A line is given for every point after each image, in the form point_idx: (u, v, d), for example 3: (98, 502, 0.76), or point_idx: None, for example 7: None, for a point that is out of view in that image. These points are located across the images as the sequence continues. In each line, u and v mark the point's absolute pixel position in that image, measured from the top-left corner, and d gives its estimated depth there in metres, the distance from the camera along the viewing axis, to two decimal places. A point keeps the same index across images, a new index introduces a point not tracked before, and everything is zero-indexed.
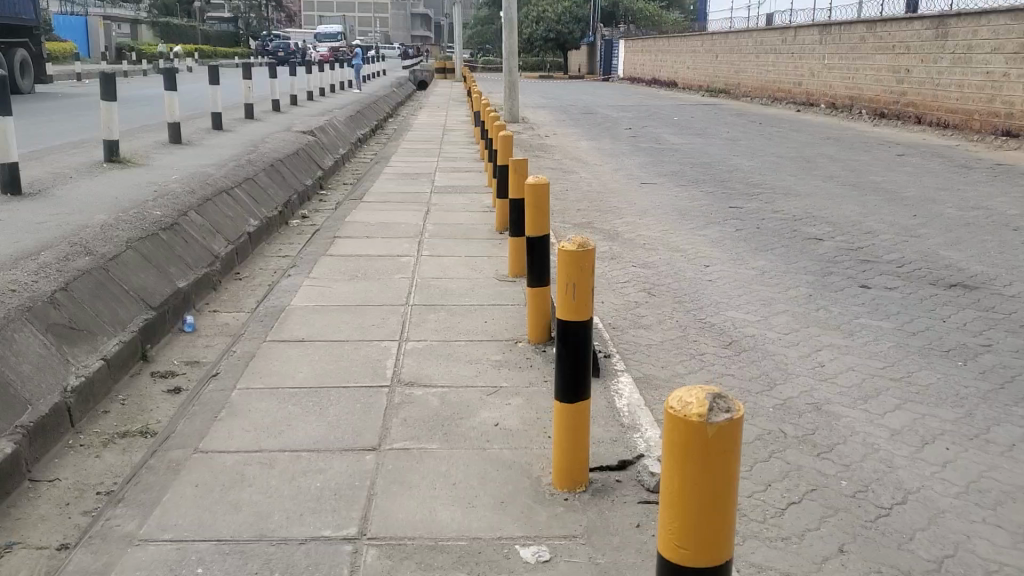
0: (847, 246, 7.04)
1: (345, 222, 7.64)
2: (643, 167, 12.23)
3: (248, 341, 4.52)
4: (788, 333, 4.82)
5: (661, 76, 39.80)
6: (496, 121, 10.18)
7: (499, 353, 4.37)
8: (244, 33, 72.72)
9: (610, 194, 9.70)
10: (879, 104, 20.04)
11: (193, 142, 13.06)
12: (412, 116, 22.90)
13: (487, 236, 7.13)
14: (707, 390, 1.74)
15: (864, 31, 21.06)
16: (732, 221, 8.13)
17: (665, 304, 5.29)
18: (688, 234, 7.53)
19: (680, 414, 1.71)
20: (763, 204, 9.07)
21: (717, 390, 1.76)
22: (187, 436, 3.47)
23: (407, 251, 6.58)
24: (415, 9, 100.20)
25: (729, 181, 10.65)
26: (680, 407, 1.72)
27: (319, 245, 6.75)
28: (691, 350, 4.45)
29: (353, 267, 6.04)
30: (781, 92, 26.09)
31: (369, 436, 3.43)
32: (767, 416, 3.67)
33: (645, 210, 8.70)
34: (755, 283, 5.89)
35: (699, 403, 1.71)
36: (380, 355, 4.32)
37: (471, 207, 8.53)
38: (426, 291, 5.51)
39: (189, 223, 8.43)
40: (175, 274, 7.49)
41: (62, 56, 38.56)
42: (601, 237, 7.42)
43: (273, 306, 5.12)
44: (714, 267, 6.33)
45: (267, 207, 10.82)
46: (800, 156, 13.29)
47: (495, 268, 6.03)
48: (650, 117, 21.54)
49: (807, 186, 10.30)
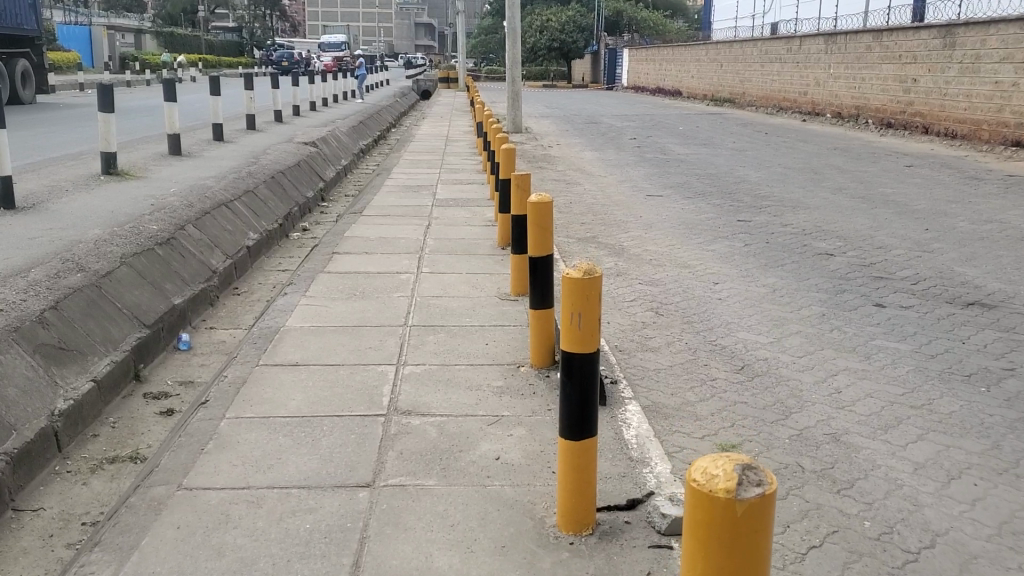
0: (859, 262, 6.86)
1: (344, 237, 7.47)
2: (649, 178, 12.06)
3: (240, 365, 4.35)
4: (802, 356, 4.63)
5: (665, 85, 39.68)
6: (499, 132, 10.01)
7: (501, 378, 4.19)
8: (248, 43, 72.82)
9: (615, 207, 9.54)
10: (886, 114, 19.86)
11: (193, 154, 12.91)
12: (415, 127, 22.78)
13: (490, 252, 6.95)
14: (737, 461, 1.66)
15: (871, 40, 20.91)
16: (741, 235, 7.95)
17: (674, 325, 5.10)
18: (696, 249, 7.35)
19: (705, 489, 1.63)
20: (771, 217, 8.89)
21: (747, 460, 1.68)
22: (172, 470, 3.29)
23: (408, 267, 6.41)
24: (419, 18, 100.29)
25: (736, 194, 10.48)
26: (705, 481, 1.64)
27: (317, 261, 6.58)
28: (701, 375, 4.26)
29: (351, 285, 5.87)
30: (787, 102, 25.92)
31: (363, 471, 3.24)
32: (783, 448, 3.49)
33: (651, 223, 8.52)
34: (766, 301, 5.71)
35: (728, 476, 1.63)
36: (376, 381, 4.14)
37: (474, 221, 8.36)
38: (426, 310, 5.34)
39: (186, 237, 8.27)
40: (171, 290, 7.32)
41: (66, 66, 38.54)
42: (606, 252, 7.24)
43: (268, 327, 4.94)
44: (723, 284, 6.15)
45: (266, 220, 10.66)
46: (808, 167, 13.11)
47: (497, 286, 5.85)
48: (655, 127, 21.39)
49: (815, 199, 10.12)
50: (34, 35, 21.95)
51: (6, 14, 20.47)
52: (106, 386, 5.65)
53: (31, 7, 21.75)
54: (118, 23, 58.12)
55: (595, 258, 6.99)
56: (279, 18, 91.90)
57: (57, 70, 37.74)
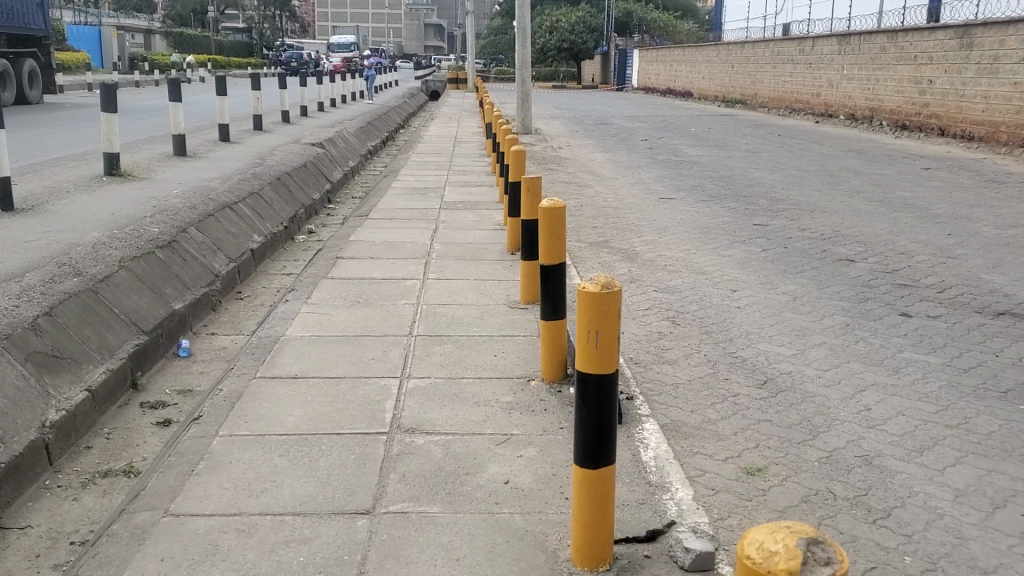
0: (882, 269, 6.62)
1: (349, 241, 7.26)
2: (661, 180, 11.83)
3: (236, 378, 4.13)
4: (826, 370, 4.40)
5: (675, 86, 39.42)
6: (508, 133, 9.80)
7: (511, 393, 3.97)
8: (257, 44, 72.80)
9: (627, 210, 9.32)
10: (901, 115, 19.58)
11: (198, 155, 12.73)
12: (424, 128, 22.59)
13: (499, 257, 6.74)
14: (802, 536, 1.54)
15: (885, 41, 20.63)
16: (758, 240, 7.72)
17: (691, 335, 4.87)
18: (712, 254, 7.12)
19: (764, 567, 1.52)
20: (788, 221, 8.65)
21: (812, 532, 1.57)
22: (159, 494, 3.08)
23: (414, 273, 6.20)
24: (428, 19, 100.14)
25: (751, 197, 10.24)
26: (764, 559, 1.53)
27: (321, 266, 6.37)
28: (722, 392, 4.03)
29: (355, 292, 5.66)
30: (800, 103, 25.63)
31: (363, 496, 3.03)
32: (813, 472, 3.26)
33: (665, 227, 8.30)
34: (787, 310, 5.47)
35: (790, 554, 1.52)
36: (379, 395, 3.92)
37: (482, 225, 8.15)
38: (432, 319, 5.12)
39: (188, 240, 8.07)
40: (172, 294, 7.13)
41: (75, 66, 38.49)
42: (619, 257, 7.02)
43: (267, 336, 4.73)
44: (741, 292, 5.92)
45: (272, 222, 10.46)
46: (823, 170, 12.86)
47: (507, 294, 5.64)
48: (666, 128, 21.15)
49: (832, 202, 9.88)
50: (41, 34, 21.82)
51: (13, 14, 20.34)
52: (102, 395, 5.44)
53: (39, 6, 21.61)
54: (128, 23, 58.16)
55: (608, 264, 6.77)
56: (289, 19, 91.91)
57: (66, 70, 37.70)
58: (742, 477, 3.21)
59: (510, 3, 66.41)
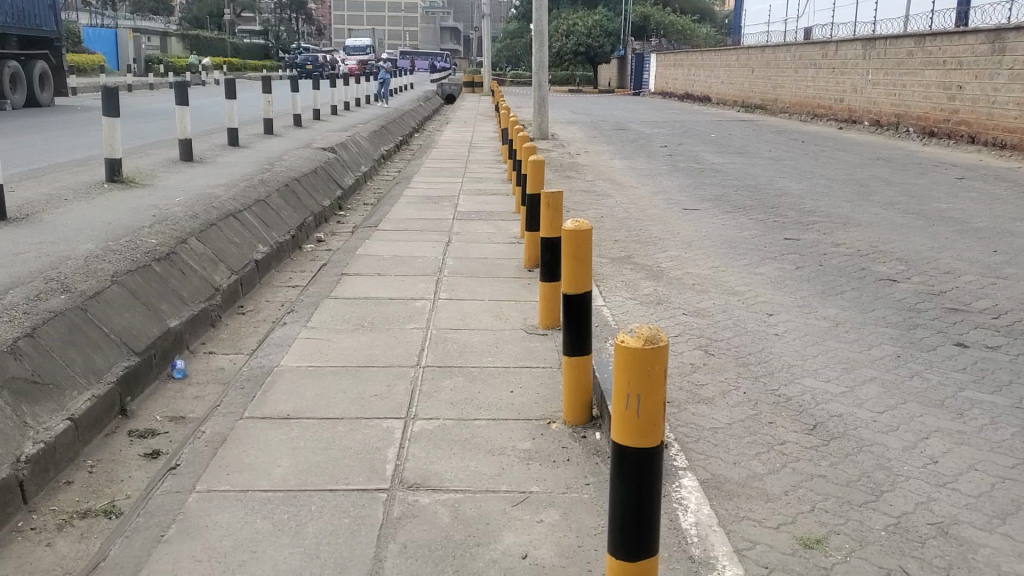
0: (927, 289, 6.16)
1: (356, 255, 6.84)
2: (684, 189, 11.36)
3: (221, 418, 3.71)
4: (882, 412, 3.93)
5: (693, 91, 38.90)
6: (525, 139, 9.36)
7: (528, 438, 3.52)
8: (273, 46, 72.70)
9: (650, 222, 8.86)
10: (928, 122, 19.06)
11: (205, 160, 12.35)
12: (438, 132, 22.19)
13: (515, 275, 6.30)
14: None
15: (912, 45, 20.07)
16: (791, 256, 7.25)
17: (728, 368, 4.41)
18: (742, 272, 6.66)
19: None
20: (820, 235, 8.18)
21: None
22: (120, 566, 2.66)
23: (424, 292, 5.76)
24: (444, 22, 99.86)
25: (779, 208, 9.78)
26: None
27: (324, 283, 5.94)
28: (769, 441, 3.57)
29: (359, 313, 5.22)
30: (822, 108, 25.11)
31: (356, 573, 2.59)
32: (881, 546, 2.79)
33: (690, 241, 7.85)
34: (830, 338, 5.01)
35: None
36: (380, 441, 3.48)
37: (498, 237, 7.72)
38: (442, 346, 4.68)
39: (187, 251, 7.67)
40: (168, 310, 6.71)
41: (90, 68, 38.40)
42: (643, 274, 6.57)
43: (261, 367, 4.30)
44: (779, 316, 5.46)
45: (279, 231, 10.06)
46: (852, 179, 12.36)
47: (523, 318, 5.20)
48: (687, 134, 20.68)
49: (865, 215, 9.39)
50: (52, 36, 21.53)
51: (24, 15, 20.05)
52: (86, 422, 5.00)
53: (50, 8, 21.32)
54: (143, 25, 58.17)
55: (632, 282, 6.31)
56: (305, 21, 91.83)
57: (80, 72, 37.60)
58: (799, 552, 2.75)
59: (527, 6, 66.03)
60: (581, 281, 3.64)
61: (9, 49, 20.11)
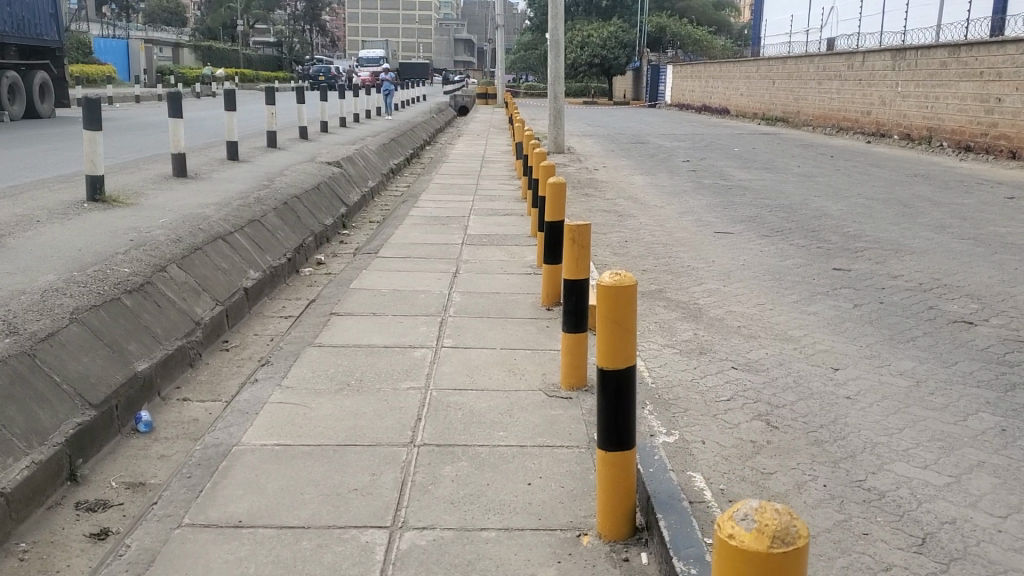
0: (1012, 335, 5.29)
1: (351, 287, 6.01)
2: (714, 209, 10.50)
3: (152, 526, 2.87)
4: (1006, 517, 3.05)
5: (711, 103, 38.02)
6: (543, 154, 8.53)
7: (551, 563, 2.67)
8: (285, 58, 72.31)
9: (680, 247, 8.01)
10: (964, 136, 18.15)
11: (201, 176, 11.56)
12: (449, 145, 21.41)
13: (532, 314, 5.45)
14: None
15: (945, 55, 19.13)
16: (846, 291, 6.39)
17: (800, 451, 3.56)
18: (793, 311, 5.81)
19: None
20: (872, 265, 7.31)
21: None
22: None
23: (426, 336, 4.93)
24: (459, 33, 99.27)
25: (821, 231, 8.92)
26: None
27: (310, 325, 5.12)
28: (868, 567, 2.71)
29: (345, 367, 4.38)
30: (848, 122, 24.23)
31: None
32: None
33: (728, 271, 7.00)
34: (914, 403, 4.14)
35: None
36: (356, 566, 2.64)
37: (511, 267, 6.87)
38: (443, 412, 3.83)
39: (165, 281, 6.86)
40: (138, 351, 5.88)
41: (97, 78, 37.84)
42: (679, 313, 5.69)
43: (219, 446, 3.48)
44: (846, 372, 4.58)
45: (274, 254, 9.25)
46: (892, 198, 11.47)
47: (544, 372, 4.35)
48: (709, 148, 19.83)
49: (917, 240, 8.50)
50: (54, 45, 20.84)
51: (24, 24, 19.35)
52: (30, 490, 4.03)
53: (52, 16, 20.61)
54: (155, 36, 57.72)
55: (667, 322, 5.45)
56: (318, 32, 91.47)
57: (89, 82, 37.02)
58: None
59: (541, 18, 65.28)
60: (626, 358, 2.71)
61: (8, 58, 19.42)
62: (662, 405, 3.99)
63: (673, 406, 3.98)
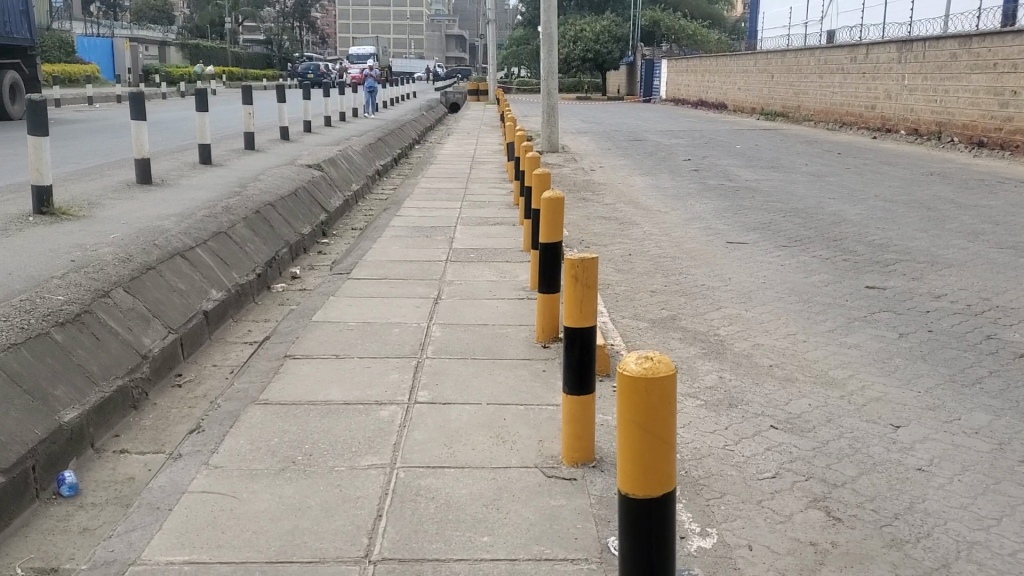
0: None
1: (315, 319, 5.16)
2: (723, 215, 9.67)
3: None
4: None
5: (707, 98, 37.24)
6: (536, 158, 7.67)
7: None
8: (275, 56, 71.38)
9: (691, 262, 7.17)
10: (976, 131, 17.36)
11: (168, 183, 10.68)
12: (439, 145, 20.52)
13: (527, 353, 4.60)
14: None
15: (955, 47, 18.33)
16: (889, 316, 5.55)
17: (879, 562, 2.71)
18: (832, 345, 4.97)
19: None
20: (908, 281, 6.48)
21: None
22: None
23: (397, 385, 4.08)
24: (449, 29, 98.24)
25: (844, 241, 8.10)
26: None
27: (260, 373, 4.28)
28: None
29: (294, 435, 3.52)
30: (850, 117, 23.44)
31: None
32: None
33: (749, 292, 6.17)
34: (1008, 479, 3.30)
35: None
36: None
37: (501, 289, 6.02)
38: (412, 504, 2.98)
39: (107, 308, 5.89)
40: (66, 397, 4.87)
41: (78, 78, 36.82)
42: (698, 349, 4.84)
43: (115, 567, 2.64)
44: (912, 432, 3.73)
45: (242, 270, 8.36)
46: (914, 200, 10.64)
47: (543, 440, 3.48)
48: (709, 145, 19.02)
49: (951, 250, 7.67)
50: (25, 44, 19.83)
51: None
52: None
53: (22, 14, 19.62)
54: (143, 34, 56.59)
55: (685, 361, 4.60)
56: (308, 30, 90.40)
57: (70, 81, 36.04)
58: None
59: (532, 12, 64.39)
60: (662, 482, 1.84)
61: None
62: (690, 485, 3.16)
63: (705, 489, 3.13)
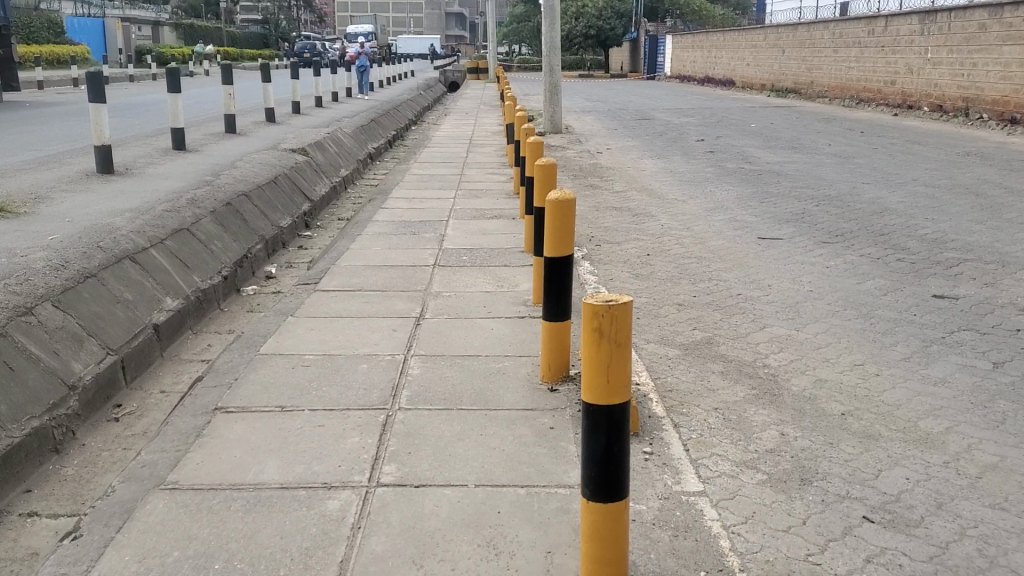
0: None
1: (268, 352, 4.12)
2: (749, 203, 8.62)
3: None
4: None
5: (714, 74, 36.01)
6: (536, 142, 6.59)
7: None
8: (271, 35, 69.80)
9: (721, 264, 6.14)
10: (1007, 107, 16.26)
11: (131, 173, 9.61)
12: (435, 126, 19.42)
13: (528, 400, 3.58)
14: None
15: (985, 17, 17.17)
16: (974, 338, 4.51)
17: None
18: (913, 380, 3.93)
19: None
20: (982, 288, 5.45)
21: None
22: None
23: (355, 454, 3.06)
24: (449, 7, 96.58)
25: (893, 234, 7.07)
26: None
27: (181, 437, 3.25)
28: None
29: (201, 547, 2.51)
30: (868, 92, 22.29)
31: None
32: None
33: (797, 304, 5.14)
34: None
35: None
36: None
37: (497, 303, 4.99)
38: None
39: (24, 324, 4.06)
40: None
41: (65, 59, 35.38)
42: (748, 389, 3.81)
43: None
44: None
45: (205, 272, 7.27)
46: (958, 185, 9.60)
47: (552, 559, 2.44)
48: (721, 124, 17.93)
49: (1017, 245, 6.66)
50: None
51: None
52: None
53: None
54: (136, 13, 55.03)
55: (734, 410, 3.57)
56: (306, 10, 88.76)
57: (56, 63, 34.66)
58: None
59: None
60: None
61: None
62: None
63: None
